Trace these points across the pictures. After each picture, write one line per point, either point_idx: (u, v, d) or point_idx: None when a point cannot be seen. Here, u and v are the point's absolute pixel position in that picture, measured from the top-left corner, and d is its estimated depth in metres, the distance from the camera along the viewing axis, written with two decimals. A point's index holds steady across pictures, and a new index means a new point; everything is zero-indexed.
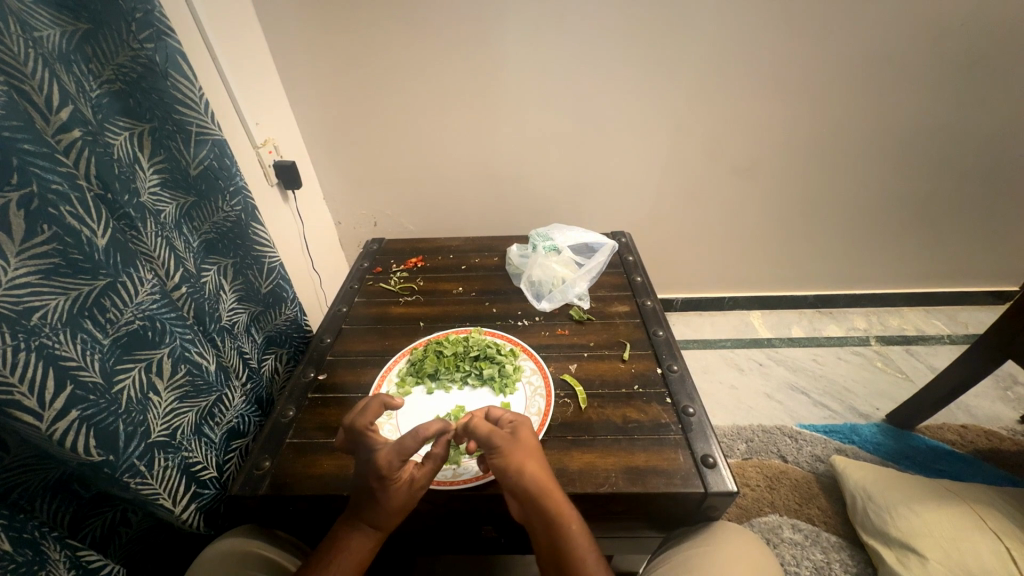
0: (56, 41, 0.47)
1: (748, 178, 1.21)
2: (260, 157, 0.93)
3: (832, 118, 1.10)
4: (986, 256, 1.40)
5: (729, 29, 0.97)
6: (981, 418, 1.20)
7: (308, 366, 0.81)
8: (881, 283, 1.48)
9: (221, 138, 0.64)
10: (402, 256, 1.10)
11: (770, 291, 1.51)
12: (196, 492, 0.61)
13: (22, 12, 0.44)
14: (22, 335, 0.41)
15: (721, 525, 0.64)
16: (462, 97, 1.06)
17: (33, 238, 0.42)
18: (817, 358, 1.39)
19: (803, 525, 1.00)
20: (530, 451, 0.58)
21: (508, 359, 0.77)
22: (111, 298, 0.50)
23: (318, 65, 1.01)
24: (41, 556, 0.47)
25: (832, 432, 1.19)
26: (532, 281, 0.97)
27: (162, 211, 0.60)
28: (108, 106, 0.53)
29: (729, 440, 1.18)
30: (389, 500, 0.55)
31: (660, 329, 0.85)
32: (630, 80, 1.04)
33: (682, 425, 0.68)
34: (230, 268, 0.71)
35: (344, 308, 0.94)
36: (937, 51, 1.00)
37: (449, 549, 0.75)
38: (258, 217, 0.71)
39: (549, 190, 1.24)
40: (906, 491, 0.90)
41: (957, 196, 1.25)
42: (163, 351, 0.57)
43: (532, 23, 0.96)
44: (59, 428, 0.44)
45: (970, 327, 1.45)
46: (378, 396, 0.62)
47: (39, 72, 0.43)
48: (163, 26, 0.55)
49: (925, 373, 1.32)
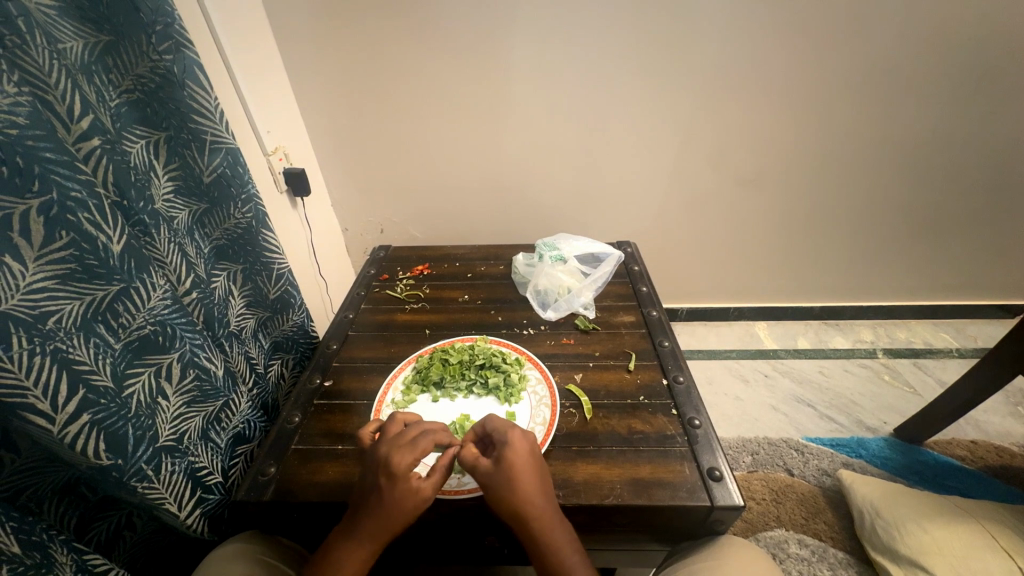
0: (78, 52, 0.48)
1: (754, 189, 1.21)
2: (270, 165, 0.94)
3: (838, 131, 1.11)
4: (996, 269, 1.39)
5: (734, 42, 0.98)
6: (991, 433, 1.19)
7: (315, 372, 0.81)
8: (888, 296, 1.47)
9: (234, 147, 0.65)
10: (409, 264, 1.11)
11: (776, 302, 1.51)
12: (201, 497, 0.61)
13: (48, 24, 0.45)
14: (38, 339, 0.42)
15: (727, 539, 0.63)
16: (470, 107, 1.08)
17: (50, 244, 0.43)
18: (824, 370, 1.38)
19: (810, 540, 0.99)
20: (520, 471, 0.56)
21: (513, 368, 0.78)
22: (124, 303, 0.51)
23: (330, 74, 1.03)
24: (49, 559, 0.47)
25: (839, 445, 1.17)
26: (537, 289, 0.97)
27: (176, 217, 0.61)
28: (126, 115, 0.55)
29: (735, 452, 1.17)
30: (394, 501, 0.54)
31: (665, 339, 0.85)
32: (637, 92, 1.05)
33: (687, 436, 0.68)
34: (239, 274, 0.72)
35: (350, 315, 0.95)
36: (943, 66, 1.00)
37: (451, 558, 0.74)
38: (268, 224, 0.72)
39: (555, 200, 1.25)
40: (917, 507, 0.89)
41: (964, 210, 1.25)
42: (172, 356, 0.57)
43: (540, 35, 0.97)
44: (70, 431, 0.45)
45: (979, 342, 1.44)
46: (397, 417, 0.63)
47: (62, 82, 0.44)
48: (181, 38, 0.56)
49: (933, 387, 1.31)
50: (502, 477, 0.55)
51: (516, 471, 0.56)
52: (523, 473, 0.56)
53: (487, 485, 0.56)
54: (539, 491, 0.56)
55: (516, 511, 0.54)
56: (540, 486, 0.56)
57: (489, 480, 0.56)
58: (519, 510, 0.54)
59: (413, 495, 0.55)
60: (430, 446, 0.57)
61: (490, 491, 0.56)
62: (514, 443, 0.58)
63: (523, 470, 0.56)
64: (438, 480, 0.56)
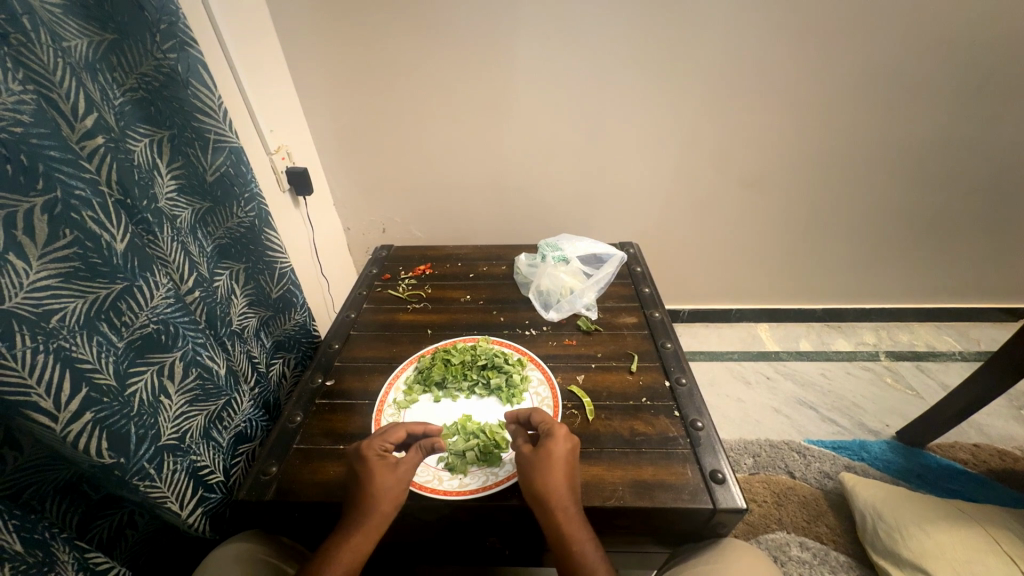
0: (83, 51, 0.48)
1: (757, 190, 1.21)
2: (273, 164, 0.94)
3: (842, 133, 1.10)
4: (1000, 272, 1.38)
5: (738, 43, 0.98)
6: (994, 437, 1.18)
7: (317, 372, 0.81)
8: (891, 298, 1.47)
9: (237, 146, 0.65)
10: (410, 263, 1.11)
11: (778, 304, 1.50)
12: (203, 496, 0.62)
13: (52, 23, 0.45)
14: (41, 338, 0.42)
15: (729, 542, 0.63)
16: (473, 107, 1.07)
17: (54, 243, 0.43)
18: (826, 372, 1.38)
19: (812, 543, 0.99)
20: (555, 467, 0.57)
21: (515, 368, 0.77)
22: (127, 301, 0.51)
23: (333, 73, 1.03)
24: (51, 557, 0.47)
25: (841, 447, 1.17)
26: (540, 290, 0.97)
27: (179, 216, 0.61)
28: (130, 113, 0.55)
29: (736, 454, 1.16)
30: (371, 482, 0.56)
31: (668, 341, 0.85)
32: (641, 92, 1.05)
33: (690, 439, 0.68)
34: (242, 273, 0.72)
35: (352, 315, 0.95)
36: (948, 68, 1.00)
37: (451, 558, 0.74)
38: (271, 223, 0.72)
39: (558, 200, 1.24)
40: (919, 511, 0.89)
41: (968, 212, 1.24)
42: (175, 355, 0.57)
43: (543, 34, 0.97)
44: (73, 430, 0.45)
45: (982, 344, 1.44)
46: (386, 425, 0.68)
47: (66, 80, 0.44)
48: (186, 36, 0.56)
49: (935, 390, 1.31)
50: (535, 462, 0.57)
51: (551, 461, 0.57)
52: (558, 465, 0.57)
53: (519, 465, 0.58)
54: (568, 484, 0.56)
55: (537, 497, 0.55)
56: (568, 482, 0.57)
57: (522, 461, 0.58)
58: (541, 495, 0.55)
59: (394, 474, 0.57)
60: (401, 431, 0.62)
61: (521, 472, 0.58)
62: (560, 437, 0.59)
63: (558, 460, 0.57)
64: (418, 458, 0.59)
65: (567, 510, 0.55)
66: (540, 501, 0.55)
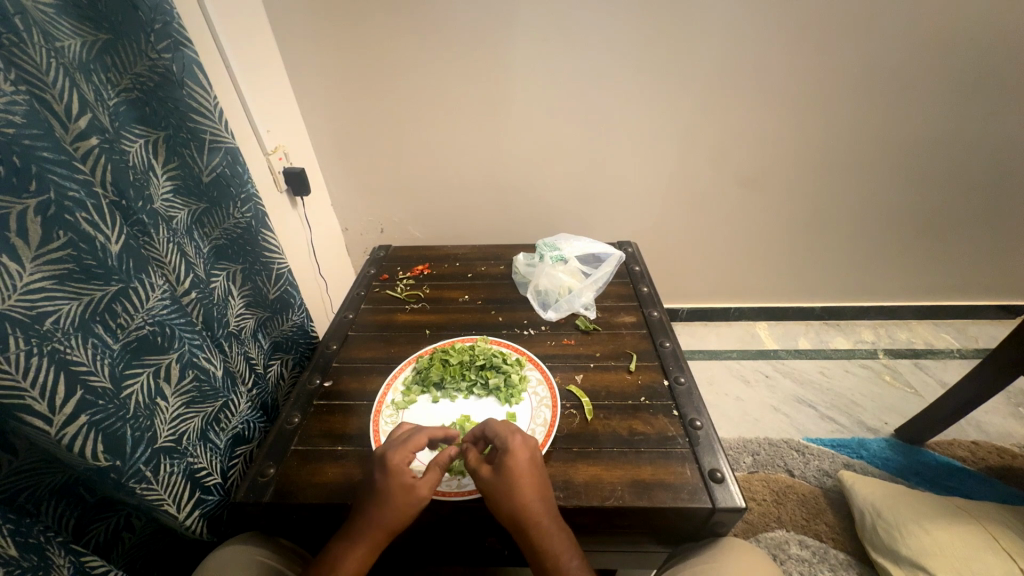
0: (77, 51, 0.48)
1: (754, 188, 1.21)
2: (270, 164, 0.94)
3: (840, 133, 1.11)
4: (997, 270, 1.39)
5: (734, 42, 0.98)
6: (991, 434, 1.18)
7: (314, 373, 0.81)
8: (888, 297, 1.47)
9: (233, 147, 0.65)
10: (408, 264, 1.11)
11: (777, 302, 1.50)
12: (200, 498, 0.61)
13: (45, 23, 0.44)
14: (35, 340, 0.42)
15: (727, 540, 0.63)
16: (471, 107, 1.07)
17: (48, 245, 0.43)
18: (825, 370, 1.38)
19: (811, 541, 0.99)
20: (515, 486, 0.56)
21: (513, 368, 0.77)
22: (122, 303, 0.50)
23: (330, 74, 1.02)
24: (47, 561, 0.47)
25: (840, 445, 1.17)
26: (538, 290, 0.97)
27: (175, 217, 0.60)
28: (124, 114, 0.54)
29: (735, 452, 1.16)
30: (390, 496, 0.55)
31: (666, 340, 0.85)
32: (638, 90, 1.04)
33: (688, 438, 0.68)
34: (239, 274, 0.72)
35: (350, 315, 0.94)
36: (946, 65, 1.00)
37: (450, 559, 0.74)
38: (268, 224, 0.72)
39: (556, 200, 1.24)
40: (919, 508, 0.89)
41: (967, 210, 1.24)
42: (171, 356, 0.57)
43: (540, 33, 0.97)
44: (68, 432, 0.45)
45: (980, 342, 1.44)
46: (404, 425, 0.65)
47: (60, 81, 0.44)
48: (180, 36, 0.55)
49: (933, 388, 1.31)
50: (499, 484, 0.56)
51: (515, 481, 0.56)
52: (523, 479, 0.56)
53: (485, 492, 0.56)
54: (540, 496, 0.56)
55: (514, 517, 0.55)
56: (537, 490, 0.57)
57: (488, 487, 0.56)
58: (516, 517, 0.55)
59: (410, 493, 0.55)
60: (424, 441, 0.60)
61: (490, 496, 0.56)
62: (514, 450, 0.58)
63: (523, 476, 0.56)
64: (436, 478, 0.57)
65: (542, 525, 0.55)
66: (513, 518, 0.55)
